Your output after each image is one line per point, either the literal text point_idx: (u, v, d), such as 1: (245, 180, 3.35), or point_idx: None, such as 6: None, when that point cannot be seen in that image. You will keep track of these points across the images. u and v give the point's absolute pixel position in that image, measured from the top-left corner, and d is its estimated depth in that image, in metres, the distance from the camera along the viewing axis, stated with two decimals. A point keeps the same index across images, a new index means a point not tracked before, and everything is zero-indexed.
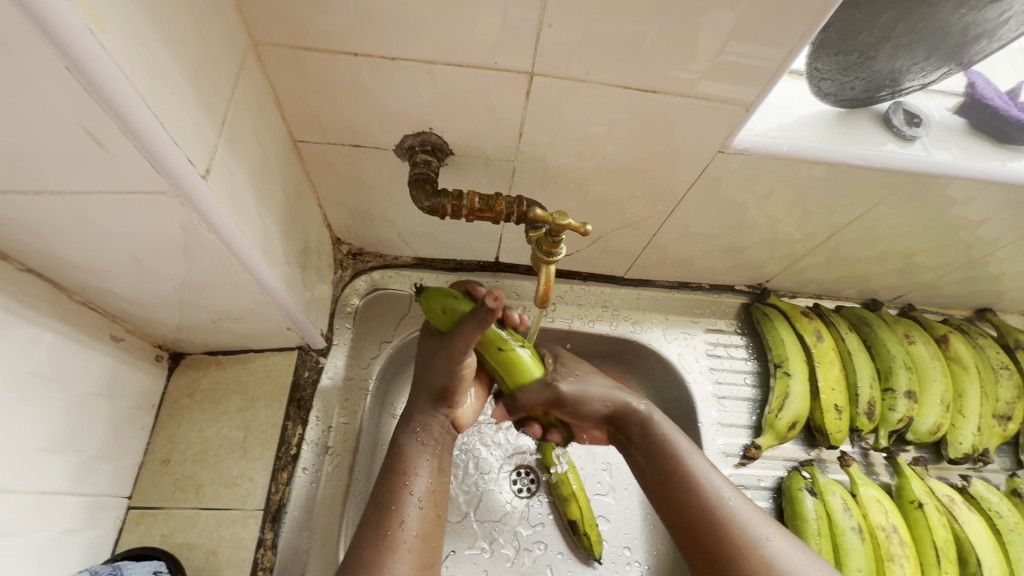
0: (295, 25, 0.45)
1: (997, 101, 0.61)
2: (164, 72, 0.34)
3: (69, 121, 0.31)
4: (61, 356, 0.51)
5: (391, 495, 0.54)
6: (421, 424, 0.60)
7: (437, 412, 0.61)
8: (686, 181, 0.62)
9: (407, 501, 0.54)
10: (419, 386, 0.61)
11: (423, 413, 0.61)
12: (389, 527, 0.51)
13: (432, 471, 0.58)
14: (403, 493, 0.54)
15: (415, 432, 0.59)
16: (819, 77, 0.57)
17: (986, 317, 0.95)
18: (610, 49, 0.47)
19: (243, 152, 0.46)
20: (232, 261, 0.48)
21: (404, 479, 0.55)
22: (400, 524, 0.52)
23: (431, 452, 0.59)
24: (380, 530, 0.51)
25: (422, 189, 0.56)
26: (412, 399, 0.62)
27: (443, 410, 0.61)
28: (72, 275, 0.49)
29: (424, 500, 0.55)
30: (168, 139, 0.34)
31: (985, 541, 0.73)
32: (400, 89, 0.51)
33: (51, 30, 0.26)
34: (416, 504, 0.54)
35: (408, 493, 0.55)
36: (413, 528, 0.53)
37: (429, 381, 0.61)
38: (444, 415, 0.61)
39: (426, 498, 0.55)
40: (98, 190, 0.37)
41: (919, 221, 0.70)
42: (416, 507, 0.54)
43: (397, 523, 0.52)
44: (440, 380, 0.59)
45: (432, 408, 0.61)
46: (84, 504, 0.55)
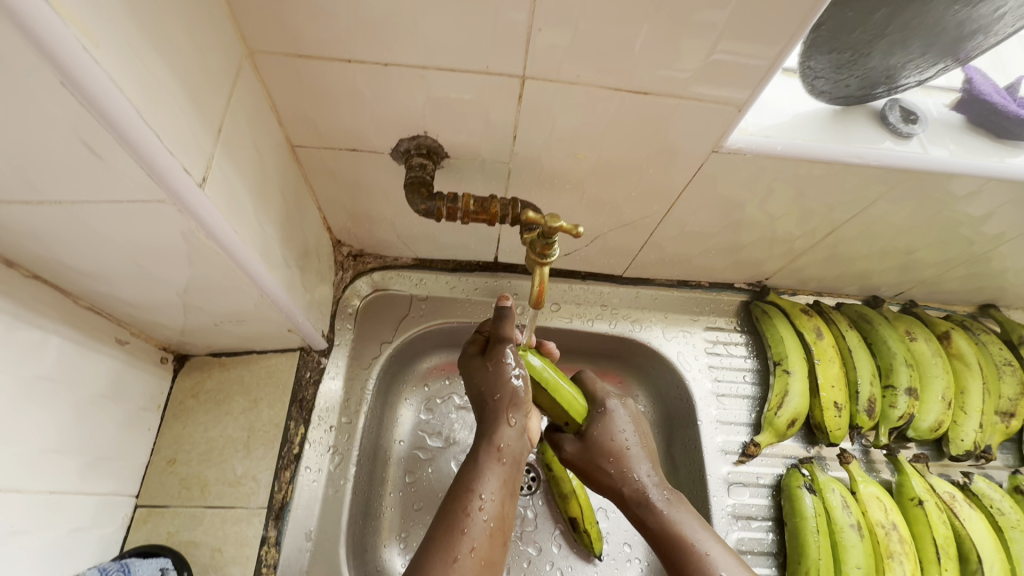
0: (290, 33, 0.45)
1: (995, 96, 0.61)
2: (158, 84, 0.35)
3: (67, 134, 0.32)
4: (68, 359, 0.52)
5: (462, 515, 0.48)
6: (500, 439, 0.54)
7: (515, 429, 0.55)
8: (682, 180, 0.63)
9: (476, 521, 0.48)
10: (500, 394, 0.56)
11: (502, 427, 0.55)
12: (457, 550, 0.46)
13: (503, 492, 0.51)
14: (472, 513, 0.48)
15: (493, 449, 0.54)
16: (813, 75, 0.58)
17: (989, 313, 0.94)
18: (600, 52, 0.47)
19: (240, 159, 0.47)
20: (231, 265, 0.48)
21: (469, 495, 0.50)
22: (467, 548, 0.46)
23: (505, 471, 0.53)
24: (450, 552, 0.45)
25: (417, 192, 0.57)
26: (486, 413, 0.56)
27: (521, 424, 0.56)
28: (76, 281, 0.50)
29: (494, 518, 0.49)
30: (164, 150, 0.35)
31: (986, 538, 0.73)
32: (393, 93, 0.52)
33: (49, 49, 0.27)
34: (485, 524, 0.48)
35: (475, 510, 0.48)
36: (480, 554, 0.46)
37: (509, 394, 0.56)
38: (517, 433, 0.55)
39: (496, 520, 0.49)
40: (97, 200, 0.38)
41: (918, 217, 0.69)
42: (486, 527, 0.48)
43: (466, 547, 0.46)
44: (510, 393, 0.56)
45: (507, 425, 0.55)
46: (92, 503, 0.56)
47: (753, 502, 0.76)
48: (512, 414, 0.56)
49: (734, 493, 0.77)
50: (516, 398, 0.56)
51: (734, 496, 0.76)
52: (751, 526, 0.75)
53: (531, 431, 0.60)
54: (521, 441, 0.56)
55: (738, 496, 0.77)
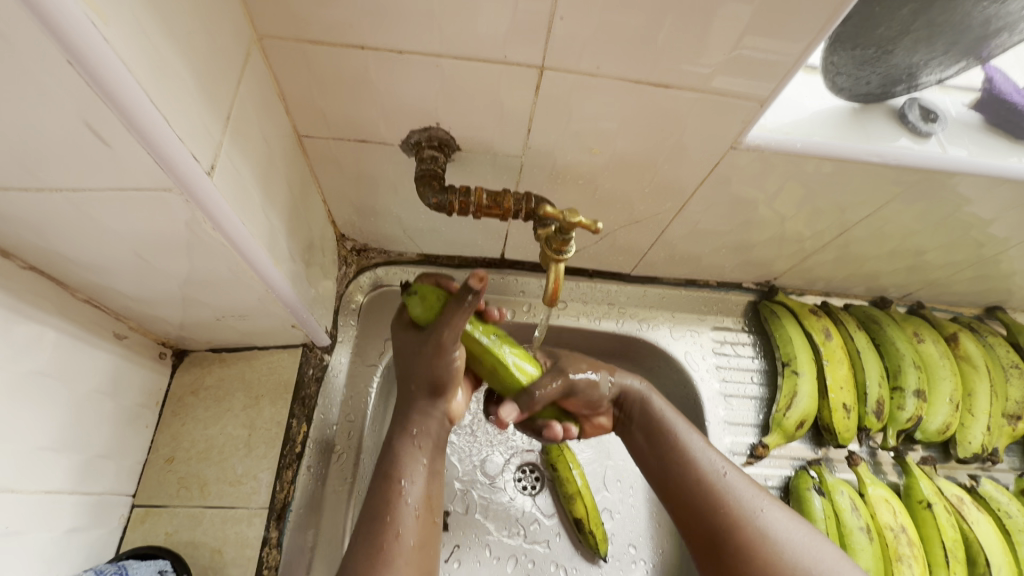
0: (301, 17, 0.44)
1: (1015, 95, 0.60)
2: (167, 65, 0.33)
3: (70, 116, 0.30)
4: (65, 354, 0.50)
5: (386, 503, 0.48)
6: (415, 425, 0.54)
7: (431, 411, 0.54)
8: (697, 177, 0.61)
9: (403, 510, 0.48)
10: (416, 376, 0.55)
11: (418, 412, 0.54)
12: (384, 539, 0.46)
13: (428, 473, 0.51)
14: (397, 501, 0.48)
15: (409, 435, 0.53)
16: (835, 71, 0.56)
17: (995, 315, 0.94)
18: (622, 43, 0.46)
19: (248, 148, 0.45)
20: (237, 258, 0.47)
21: (392, 482, 0.49)
22: (395, 536, 0.46)
23: (428, 453, 0.52)
24: (377, 541, 0.46)
25: (429, 185, 0.56)
26: (408, 400, 0.56)
27: (438, 407, 0.55)
28: (74, 273, 0.48)
29: (420, 503, 0.49)
30: (172, 135, 0.34)
31: (994, 541, 0.72)
32: (407, 82, 0.50)
33: (54, 23, 0.25)
34: (412, 509, 0.48)
35: (399, 497, 0.49)
36: (411, 537, 0.47)
37: (423, 376, 0.54)
38: (439, 413, 0.55)
39: (422, 503, 0.49)
40: (101, 187, 0.36)
41: (932, 219, 0.69)
42: (413, 512, 0.48)
43: (393, 535, 0.46)
44: (431, 373, 0.54)
45: (427, 408, 0.54)
46: (88, 503, 0.54)
47: None
48: (429, 395, 0.55)
49: None
50: (436, 378, 0.54)
51: None
52: None
53: (456, 411, 0.57)
54: (442, 423, 0.55)
55: None
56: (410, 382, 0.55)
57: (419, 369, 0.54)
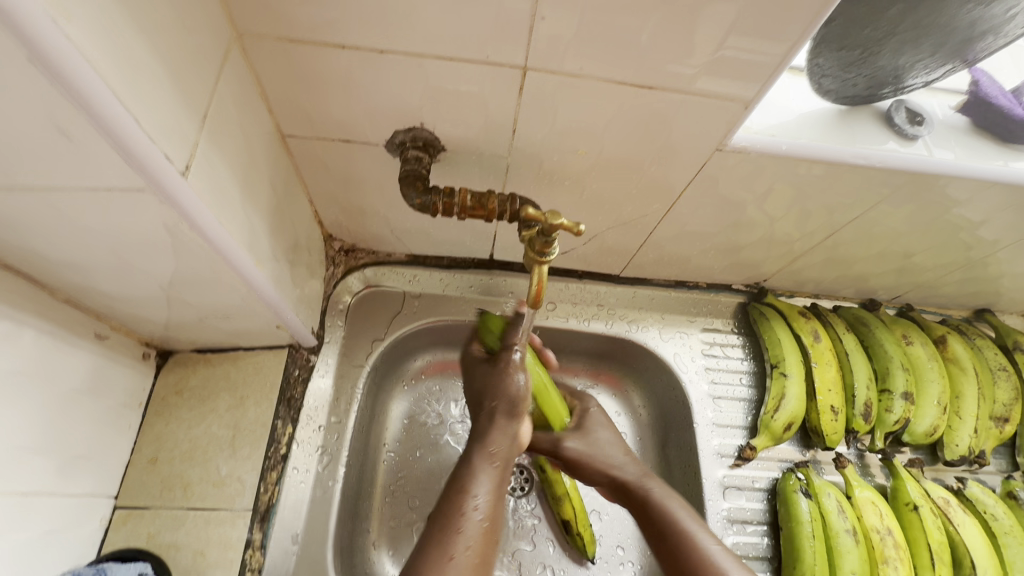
0: (281, 17, 0.43)
1: (1001, 98, 0.60)
2: (137, 63, 0.32)
3: (34, 114, 0.30)
4: (43, 355, 0.50)
5: (456, 514, 0.47)
6: (491, 443, 0.52)
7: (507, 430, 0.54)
8: (683, 179, 0.61)
9: (470, 523, 0.46)
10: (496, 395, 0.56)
11: (497, 434, 0.53)
12: (452, 549, 0.44)
13: (495, 494, 0.50)
14: (467, 513, 0.47)
15: (487, 452, 0.52)
16: (820, 73, 0.56)
17: (984, 318, 0.94)
18: (605, 44, 0.45)
19: (227, 148, 0.44)
20: (216, 258, 0.46)
21: (464, 496, 0.48)
22: (462, 547, 0.45)
23: (498, 472, 0.51)
24: (445, 551, 0.44)
25: (413, 186, 0.55)
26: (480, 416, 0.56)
27: (513, 427, 0.54)
28: (51, 273, 0.48)
29: (487, 519, 0.47)
30: (143, 134, 0.33)
31: (979, 543, 0.72)
32: (389, 82, 0.50)
33: (17, 25, 0.25)
34: (479, 524, 0.47)
35: (470, 511, 0.47)
36: (476, 553, 0.45)
37: (503, 394, 0.55)
38: (509, 437, 0.54)
39: (489, 523, 0.47)
40: (71, 186, 0.35)
41: (919, 221, 0.69)
42: (479, 526, 0.46)
43: (461, 546, 0.45)
44: (512, 393, 0.55)
45: (504, 427, 0.54)
46: (66, 504, 0.54)
47: (749, 506, 0.76)
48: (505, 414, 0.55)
49: (729, 497, 0.76)
50: (514, 402, 0.55)
51: (730, 500, 0.76)
52: (746, 531, 0.74)
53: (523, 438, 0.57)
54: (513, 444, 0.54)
55: (734, 500, 0.76)
56: (487, 402, 0.56)
57: (500, 387, 0.56)
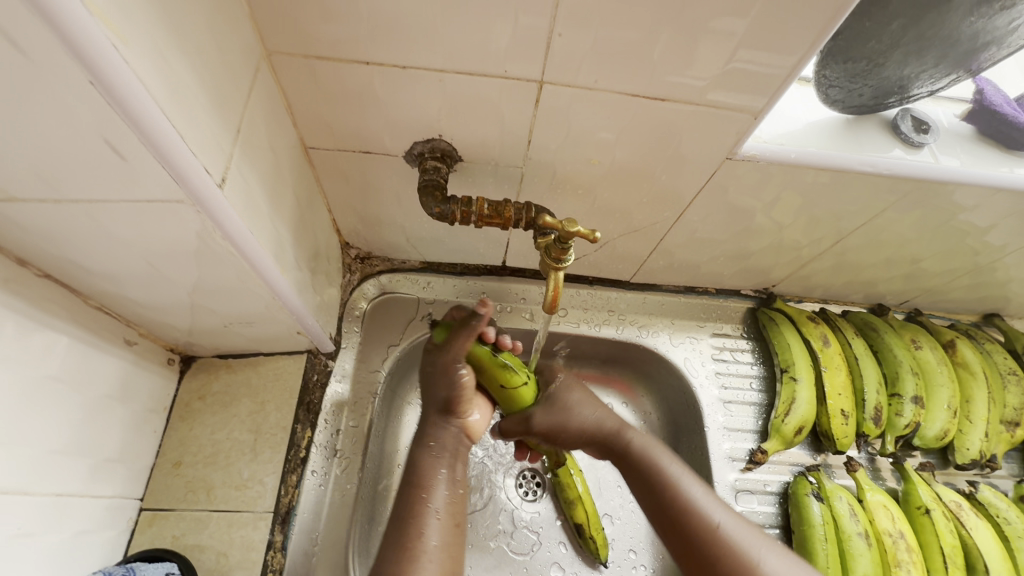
0: (309, 35, 0.45)
1: (1006, 107, 0.61)
2: (182, 84, 0.34)
3: (91, 133, 0.32)
4: (76, 360, 0.51)
5: (410, 508, 0.50)
6: (438, 434, 0.57)
7: (451, 421, 0.58)
8: (694, 187, 0.63)
9: (428, 514, 0.50)
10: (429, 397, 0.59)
11: (439, 424, 0.58)
12: (413, 539, 0.48)
13: (448, 482, 0.54)
14: (421, 505, 0.51)
15: (429, 446, 0.57)
16: (827, 84, 0.57)
17: (993, 323, 0.94)
18: (619, 59, 0.47)
19: (257, 160, 0.46)
20: (245, 267, 0.48)
21: (417, 491, 0.52)
22: (422, 537, 0.48)
23: (447, 461, 0.55)
24: (402, 541, 0.48)
25: (432, 195, 0.57)
26: (423, 415, 0.59)
27: (456, 416, 0.59)
28: (88, 281, 0.49)
29: (444, 512, 0.51)
30: (187, 151, 0.35)
31: (993, 547, 0.73)
32: (410, 96, 0.52)
33: (79, 47, 0.27)
34: (436, 514, 0.50)
35: (424, 502, 0.51)
36: (436, 539, 0.49)
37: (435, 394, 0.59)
38: (455, 426, 0.58)
39: (445, 509, 0.51)
40: (117, 199, 0.37)
41: (926, 227, 0.70)
42: (436, 518, 0.50)
43: (423, 534, 0.48)
44: (442, 391, 0.58)
45: (444, 421, 0.58)
46: (97, 506, 0.55)
47: (761, 510, 0.76)
48: (444, 408, 0.58)
49: (742, 500, 0.76)
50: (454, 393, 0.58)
51: (742, 504, 0.76)
52: None
53: (475, 425, 0.61)
54: (460, 433, 0.59)
55: (747, 504, 0.76)
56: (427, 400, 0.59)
57: (430, 387, 0.59)
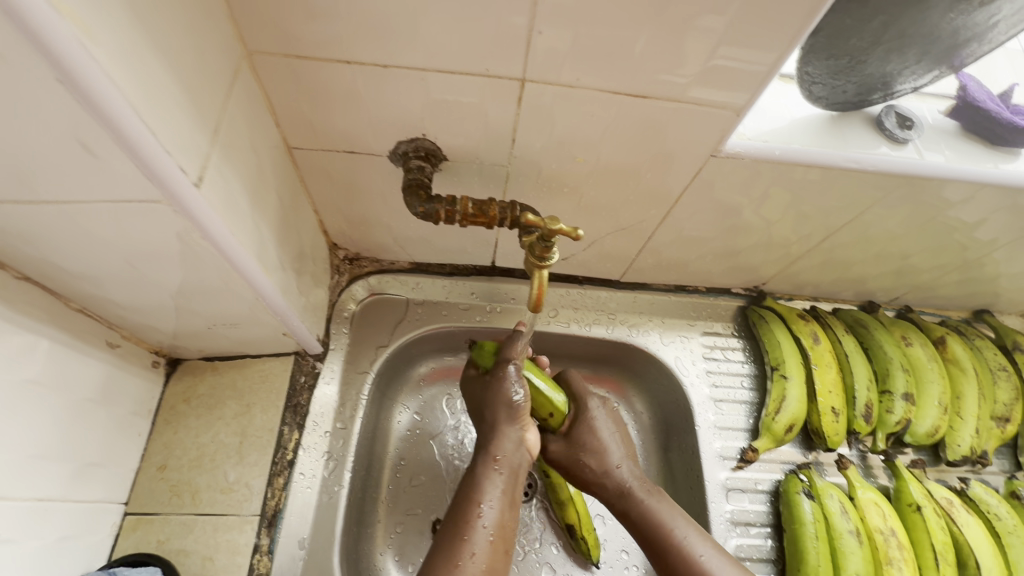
0: (288, 35, 0.45)
1: (989, 102, 0.62)
2: (156, 82, 0.34)
3: (60, 131, 0.31)
4: (57, 363, 0.51)
5: (464, 524, 0.51)
6: (498, 450, 0.58)
7: (511, 439, 0.58)
8: (680, 185, 0.63)
9: (478, 532, 0.51)
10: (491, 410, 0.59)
11: (498, 439, 0.58)
12: (460, 557, 0.48)
13: (503, 501, 0.54)
14: (473, 522, 0.51)
15: (493, 460, 0.57)
16: (810, 81, 0.57)
17: (983, 319, 0.94)
18: (599, 56, 0.47)
19: (237, 160, 0.46)
20: (226, 267, 0.47)
21: (473, 506, 0.53)
22: (469, 554, 0.49)
23: (504, 481, 0.56)
24: (452, 559, 0.48)
25: (416, 195, 0.57)
26: (484, 427, 0.60)
27: (517, 434, 0.59)
28: (66, 283, 0.49)
29: (494, 528, 0.52)
30: (162, 150, 0.35)
31: (984, 543, 0.72)
32: (392, 95, 0.51)
33: (47, 43, 0.27)
34: (486, 532, 0.51)
35: (477, 520, 0.52)
36: (483, 561, 0.49)
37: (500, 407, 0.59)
38: (514, 444, 0.58)
39: (496, 528, 0.52)
40: (90, 198, 0.37)
41: (913, 223, 0.70)
42: (487, 535, 0.51)
43: (468, 554, 0.49)
44: (506, 404, 0.58)
45: (507, 436, 0.58)
46: (80, 511, 0.55)
47: (752, 508, 0.76)
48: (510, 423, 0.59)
49: (733, 499, 0.76)
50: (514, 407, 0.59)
51: (733, 502, 0.76)
52: (749, 533, 0.74)
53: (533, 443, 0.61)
54: (520, 451, 0.59)
55: (737, 502, 0.76)
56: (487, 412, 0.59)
57: (491, 401, 0.59)
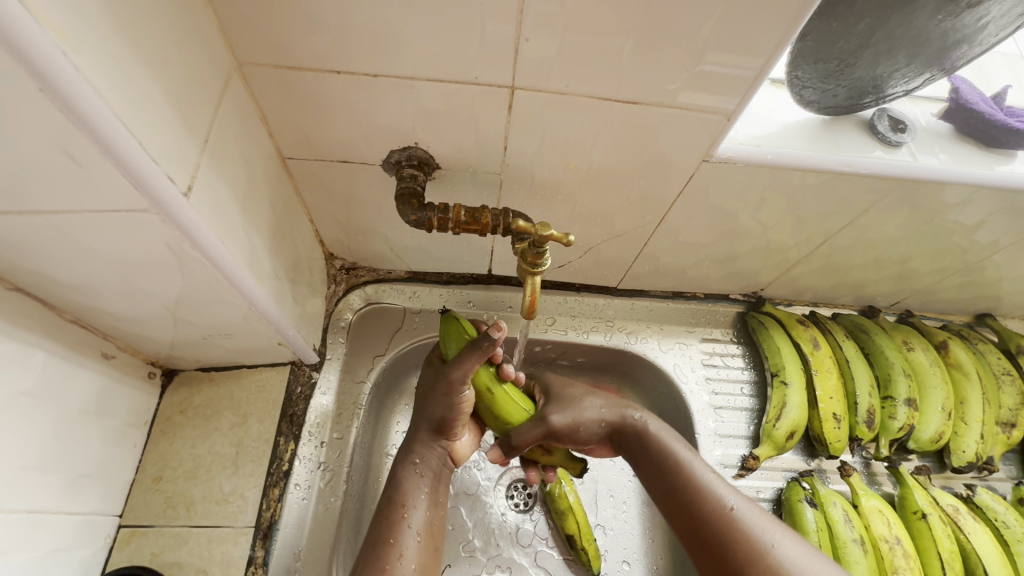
0: (278, 46, 0.46)
1: (981, 104, 0.61)
2: (142, 93, 0.34)
3: (47, 142, 0.32)
4: (50, 375, 0.51)
5: (388, 528, 0.52)
6: (415, 452, 0.59)
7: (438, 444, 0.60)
8: (673, 191, 0.63)
9: (406, 534, 0.52)
10: (426, 415, 0.59)
11: (421, 445, 0.59)
12: (388, 560, 0.50)
13: (429, 505, 0.56)
14: (401, 526, 0.53)
15: (414, 464, 0.58)
16: (801, 85, 0.57)
17: (986, 323, 0.93)
18: (588, 63, 0.47)
19: (228, 170, 0.46)
20: (218, 276, 0.48)
21: (399, 511, 0.54)
22: (398, 557, 0.51)
23: (427, 484, 0.57)
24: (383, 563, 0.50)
25: (409, 203, 0.57)
26: (412, 431, 0.60)
27: (442, 443, 0.60)
28: (61, 295, 0.49)
29: (422, 532, 0.54)
30: (149, 160, 0.35)
31: (992, 551, 0.71)
32: (384, 105, 0.52)
33: (27, 55, 0.27)
34: (416, 537, 0.53)
35: (405, 525, 0.53)
36: (411, 563, 0.51)
37: (431, 415, 0.59)
38: (438, 448, 0.59)
39: (424, 530, 0.54)
40: (81, 209, 0.37)
41: (910, 226, 0.69)
42: (416, 539, 0.53)
43: (396, 557, 0.50)
44: (440, 412, 0.58)
45: (430, 441, 0.59)
46: (73, 523, 0.55)
47: None
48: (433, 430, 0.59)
49: None
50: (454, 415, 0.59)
51: None
52: None
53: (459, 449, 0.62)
54: (445, 457, 0.60)
55: None
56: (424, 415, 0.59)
57: (428, 406, 0.59)
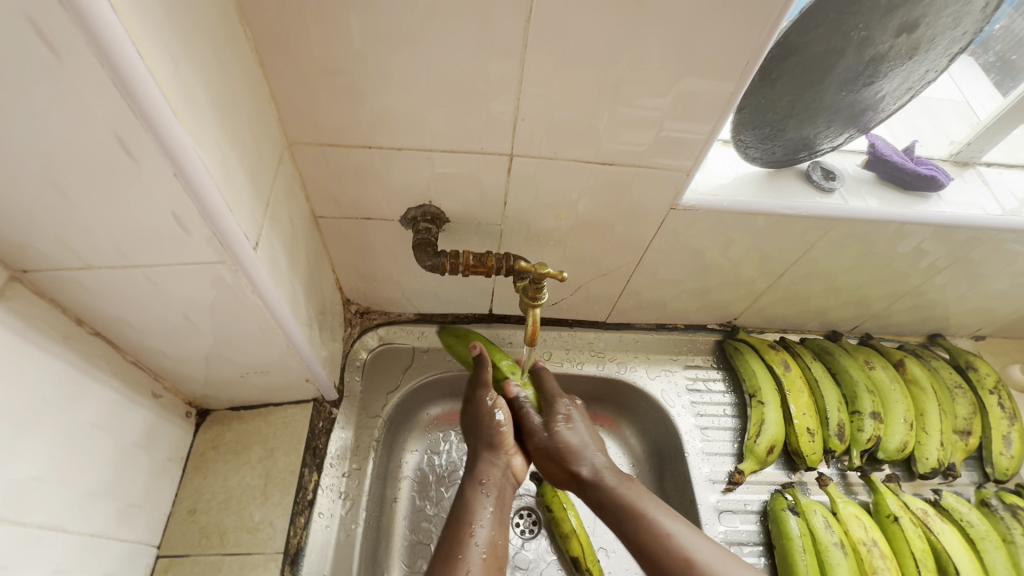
0: (323, 128, 0.57)
1: (895, 156, 0.74)
2: (233, 172, 0.44)
3: (165, 212, 0.41)
4: (114, 410, 0.58)
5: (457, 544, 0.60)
6: (483, 475, 0.69)
7: (496, 465, 0.70)
8: (648, 234, 0.73)
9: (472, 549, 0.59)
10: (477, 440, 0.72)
11: (486, 468, 0.70)
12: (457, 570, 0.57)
13: (494, 522, 0.63)
14: (466, 541, 0.60)
15: (480, 484, 0.68)
16: (745, 146, 0.69)
17: (937, 342, 1.04)
18: (570, 134, 0.59)
19: (280, 228, 0.56)
20: (267, 317, 0.56)
21: (463, 527, 0.62)
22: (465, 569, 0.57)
23: (493, 501, 0.66)
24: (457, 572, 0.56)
25: (425, 251, 0.67)
26: (474, 461, 0.71)
27: (500, 460, 0.71)
28: (129, 338, 0.57)
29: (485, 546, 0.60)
30: (234, 223, 0.45)
31: (961, 550, 0.77)
32: (404, 171, 0.62)
33: (172, 152, 0.37)
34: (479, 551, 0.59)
35: (469, 538, 0.60)
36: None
37: (483, 435, 0.72)
38: (498, 468, 0.70)
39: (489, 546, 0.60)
40: (174, 262, 0.46)
41: (854, 257, 0.80)
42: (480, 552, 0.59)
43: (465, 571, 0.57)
44: (487, 435, 0.72)
45: (491, 463, 0.70)
46: (122, 550, 0.59)
47: (744, 528, 0.81)
48: (491, 451, 0.71)
49: (725, 520, 0.81)
50: (495, 436, 0.72)
51: (725, 523, 0.81)
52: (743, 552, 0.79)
53: (516, 469, 0.73)
54: (505, 473, 0.70)
55: (729, 523, 0.81)
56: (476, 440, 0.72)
57: (477, 432, 0.73)
